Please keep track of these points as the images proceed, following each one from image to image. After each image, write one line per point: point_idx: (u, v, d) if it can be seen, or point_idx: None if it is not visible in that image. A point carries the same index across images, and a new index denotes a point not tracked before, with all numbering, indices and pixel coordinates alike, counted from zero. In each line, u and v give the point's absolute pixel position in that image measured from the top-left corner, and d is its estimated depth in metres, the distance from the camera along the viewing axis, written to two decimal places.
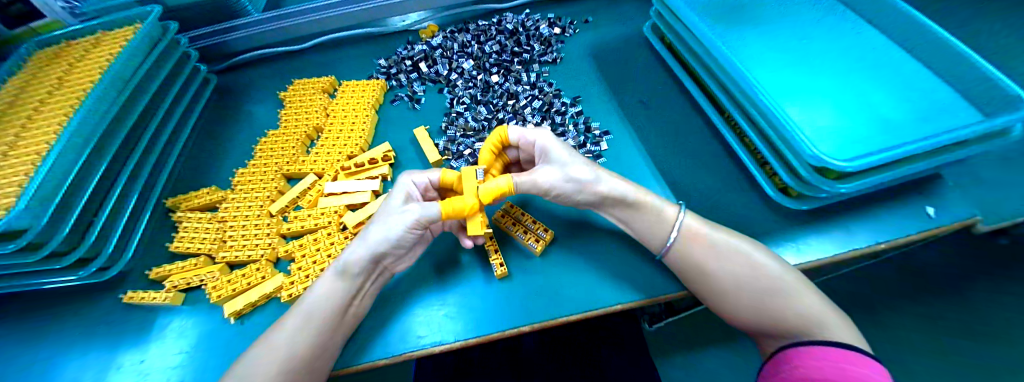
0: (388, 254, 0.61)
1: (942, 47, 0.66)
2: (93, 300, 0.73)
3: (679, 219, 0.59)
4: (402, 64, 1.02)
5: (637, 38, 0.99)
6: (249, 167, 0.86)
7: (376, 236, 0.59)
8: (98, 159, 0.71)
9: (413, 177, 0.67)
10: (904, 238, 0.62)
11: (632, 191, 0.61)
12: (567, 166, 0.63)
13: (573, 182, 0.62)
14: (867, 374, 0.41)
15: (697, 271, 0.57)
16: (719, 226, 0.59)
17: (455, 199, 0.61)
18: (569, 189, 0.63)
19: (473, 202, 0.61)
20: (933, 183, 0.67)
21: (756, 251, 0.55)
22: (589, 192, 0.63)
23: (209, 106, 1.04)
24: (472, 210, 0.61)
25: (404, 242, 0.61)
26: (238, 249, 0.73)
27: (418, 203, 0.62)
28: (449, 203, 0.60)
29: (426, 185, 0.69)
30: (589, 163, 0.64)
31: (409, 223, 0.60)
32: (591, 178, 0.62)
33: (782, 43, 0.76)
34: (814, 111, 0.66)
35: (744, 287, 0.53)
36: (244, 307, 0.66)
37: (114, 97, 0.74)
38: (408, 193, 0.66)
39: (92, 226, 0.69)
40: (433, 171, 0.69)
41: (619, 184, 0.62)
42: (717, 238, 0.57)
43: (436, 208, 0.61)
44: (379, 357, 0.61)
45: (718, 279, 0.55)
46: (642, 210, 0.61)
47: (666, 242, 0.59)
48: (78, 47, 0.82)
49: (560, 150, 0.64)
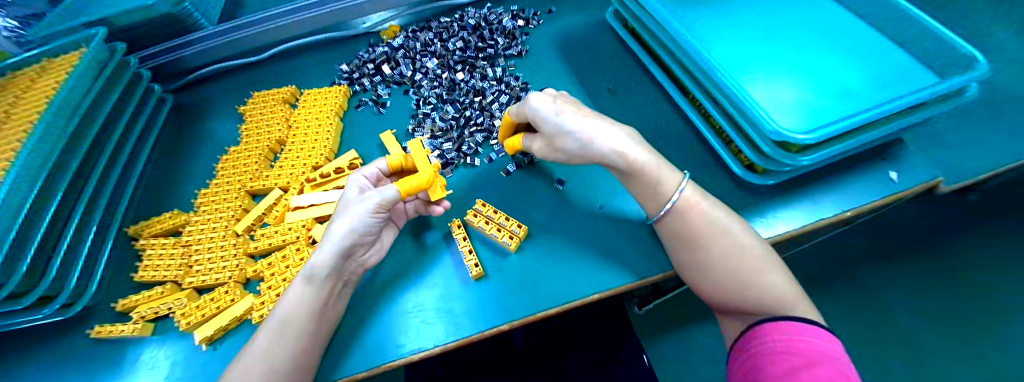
0: (357, 245, 0.61)
1: (892, 12, 0.66)
2: (58, 339, 0.71)
3: (680, 188, 0.56)
4: (364, 68, 0.99)
5: (601, 25, 0.98)
6: (212, 187, 0.84)
7: (340, 230, 0.58)
8: (51, 192, 0.67)
9: (362, 172, 0.68)
10: (869, 204, 0.63)
11: (622, 156, 0.58)
12: (555, 136, 0.62)
13: (561, 152, 0.64)
14: (828, 346, 0.43)
15: (686, 246, 0.56)
16: (716, 203, 0.58)
17: (409, 178, 0.65)
18: (561, 158, 0.66)
19: (428, 176, 0.65)
20: (893, 148, 0.68)
21: (740, 232, 0.55)
22: (580, 158, 0.63)
23: (167, 127, 1.01)
24: (429, 183, 0.66)
25: (370, 229, 0.61)
26: (205, 273, 0.72)
27: (374, 190, 0.62)
28: (405, 183, 0.63)
29: (377, 176, 0.71)
30: (577, 125, 0.59)
31: (371, 209, 0.60)
32: (575, 147, 0.60)
33: (741, 21, 0.76)
34: (772, 86, 0.67)
35: (721, 266, 0.53)
36: (214, 332, 0.64)
37: (63, 125, 0.70)
38: (361, 186, 0.66)
39: (51, 263, 0.66)
40: (378, 161, 0.71)
41: (630, 146, 0.58)
42: (713, 213, 0.56)
43: (394, 188, 0.62)
44: (358, 370, 0.60)
45: (703, 255, 0.54)
46: (638, 176, 0.58)
47: (660, 210, 0.58)
48: (23, 77, 0.77)
49: (548, 119, 0.61)
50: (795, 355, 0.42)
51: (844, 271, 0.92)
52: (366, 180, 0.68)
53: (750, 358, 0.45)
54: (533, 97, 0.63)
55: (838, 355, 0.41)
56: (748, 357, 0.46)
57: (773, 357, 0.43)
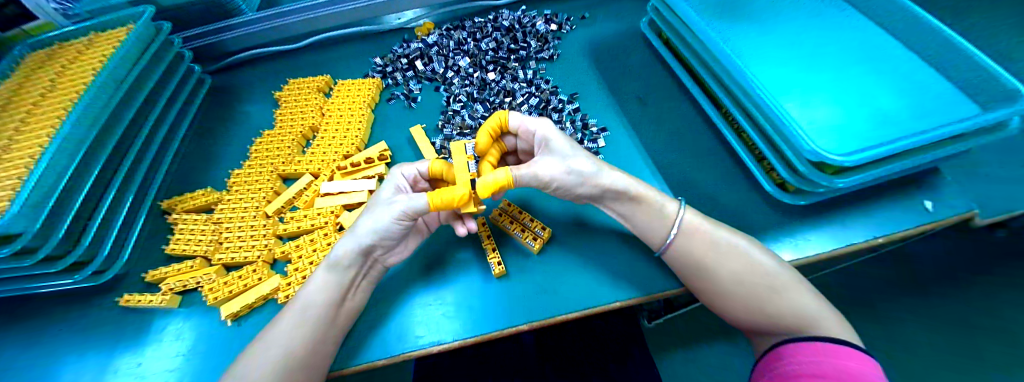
0: (378, 246, 0.61)
1: (942, 40, 0.65)
2: (88, 303, 0.73)
3: (679, 216, 0.59)
4: (398, 63, 1.02)
5: (634, 34, 0.99)
6: (245, 168, 0.86)
7: (364, 228, 0.59)
8: (92, 161, 0.70)
9: (402, 169, 0.68)
10: (900, 231, 0.62)
11: (626, 189, 0.60)
12: (569, 156, 0.61)
13: (576, 173, 0.60)
14: (862, 369, 0.41)
15: (698, 269, 0.56)
16: (720, 224, 0.59)
17: (443, 190, 0.58)
18: (570, 181, 0.61)
19: (462, 193, 0.57)
20: (929, 177, 0.67)
21: (755, 250, 0.55)
22: (592, 185, 0.61)
23: (204, 108, 1.04)
24: (463, 200, 0.58)
25: (392, 234, 0.61)
26: (234, 251, 0.74)
27: (406, 195, 0.60)
28: (438, 195, 0.57)
29: (415, 177, 0.70)
30: (589, 157, 0.61)
31: (396, 215, 0.58)
32: (592, 171, 0.60)
33: (780, 38, 0.75)
34: (812, 107, 0.66)
35: (740, 285, 0.53)
36: (241, 308, 0.66)
37: (107, 98, 0.72)
38: (398, 185, 0.66)
39: (87, 230, 0.68)
40: (421, 163, 0.69)
41: (619, 176, 0.61)
42: (717, 236, 0.56)
43: (424, 199, 0.58)
44: (377, 357, 0.61)
45: (718, 276, 0.55)
46: (643, 203, 0.60)
47: (665, 240, 0.59)
48: (72, 48, 0.80)
49: (560, 141, 0.62)
50: (824, 376, 0.41)
51: (867, 302, 0.90)
52: (405, 181, 0.67)
53: (776, 377, 0.45)
54: (540, 124, 0.64)
55: (871, 378, 0.40)
56: (775, 374, 0.45)
57: (799, 377, 0.42)
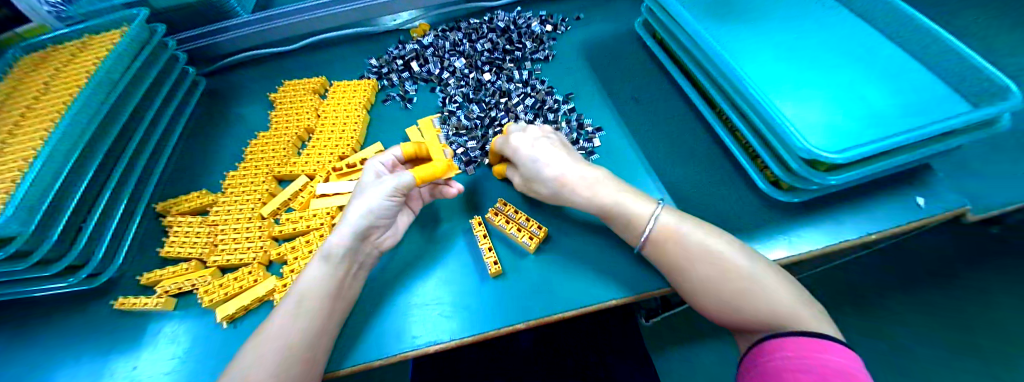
0: (374, 227, 0.63)
1: (932, 39, 0.66)
2: (83, 306, 0.72)
3: (655, 214, 0.59)
4: (394, 64, 1.02)
5: (629, 34, 0.99)
6: (240, 170, 0.86)
7: (358, 212, 0.61)
8: (87, 163, 0.69)
9: (378, 159, 0.70)
10: (891, 228, 0.63)
11: (589, 204, 0.63)
12: (532, 179, 0.67)
13: (538, 192, 0.69)
14: (841, 362, 0.41)
15: (673, 269, 0.57)
16: (697, 223, 0.59)
17: (425, 167, 0.69)
18: (539, 196, 0.70)
19: (442, 165, 0.69)
20: (921, 174, 0.67)
21: (730, 249, 0.54)
22: (558, 201, 0.68)
23: (199, 110, 1.04)
24: (444, 170, 0.70)
25: (386, 211, 0.63)
26: (230, 253, 0.74)
27: (391, 175, 0.65)
28: (420, 172, 0.67)
29: (392, 163, 0.73)
30: (548, 175, 0.65)
31: (389, 191, 0.62)
32: (550, 193, 0.66)
33: (773, 38, 0.76)
34: (804, 105, 0.67)
35: (713, 286, 0.53)
36: (237, 310, 0.66)
37: (102, 100, 0.72)
38: (378, 171, 0.68)
39: (81, 233, 0.68)
40: (393, 149, 0.74)
41: (577, 197, 0.64)
42: (693, 237, 0.56)
43: (410, 174, 0.65)
44: (374, 358, 0.61)
45: (691, 276, 0.55)
46: (609, 217, 0.63)
47: (640, 240, 0.60)
48: (65, 51, 0.79)
49: (523, 162, 0.67)
50: (806, 373, 0.40)
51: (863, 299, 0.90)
52: (383, 166, 0.69)
53: (758, 375, 0.44)
54: (511, 142, 0.69)
55: (851, 372, 0.39)
56: (758, 370, 0.45)
57: (783, 374, 0.41)
